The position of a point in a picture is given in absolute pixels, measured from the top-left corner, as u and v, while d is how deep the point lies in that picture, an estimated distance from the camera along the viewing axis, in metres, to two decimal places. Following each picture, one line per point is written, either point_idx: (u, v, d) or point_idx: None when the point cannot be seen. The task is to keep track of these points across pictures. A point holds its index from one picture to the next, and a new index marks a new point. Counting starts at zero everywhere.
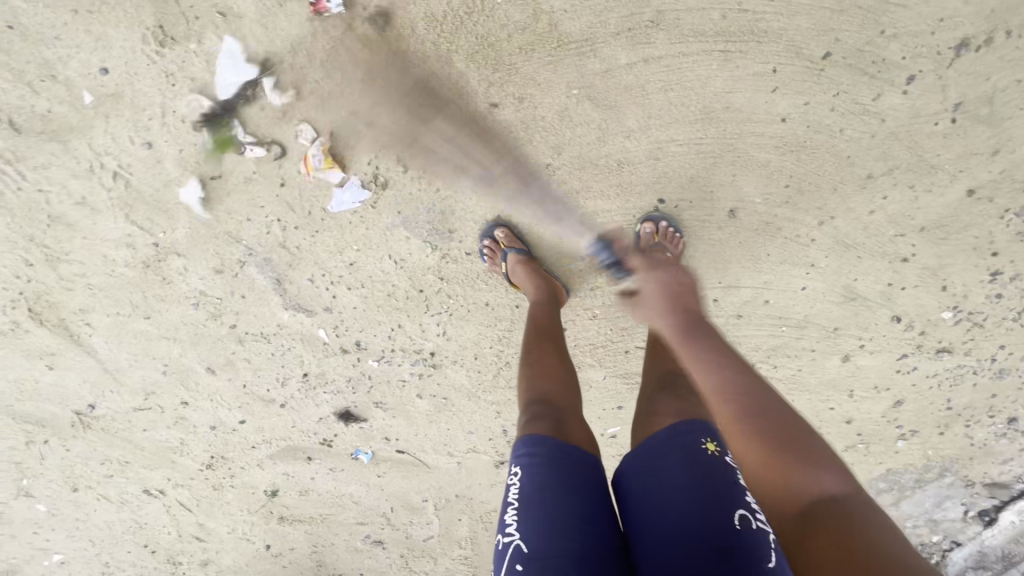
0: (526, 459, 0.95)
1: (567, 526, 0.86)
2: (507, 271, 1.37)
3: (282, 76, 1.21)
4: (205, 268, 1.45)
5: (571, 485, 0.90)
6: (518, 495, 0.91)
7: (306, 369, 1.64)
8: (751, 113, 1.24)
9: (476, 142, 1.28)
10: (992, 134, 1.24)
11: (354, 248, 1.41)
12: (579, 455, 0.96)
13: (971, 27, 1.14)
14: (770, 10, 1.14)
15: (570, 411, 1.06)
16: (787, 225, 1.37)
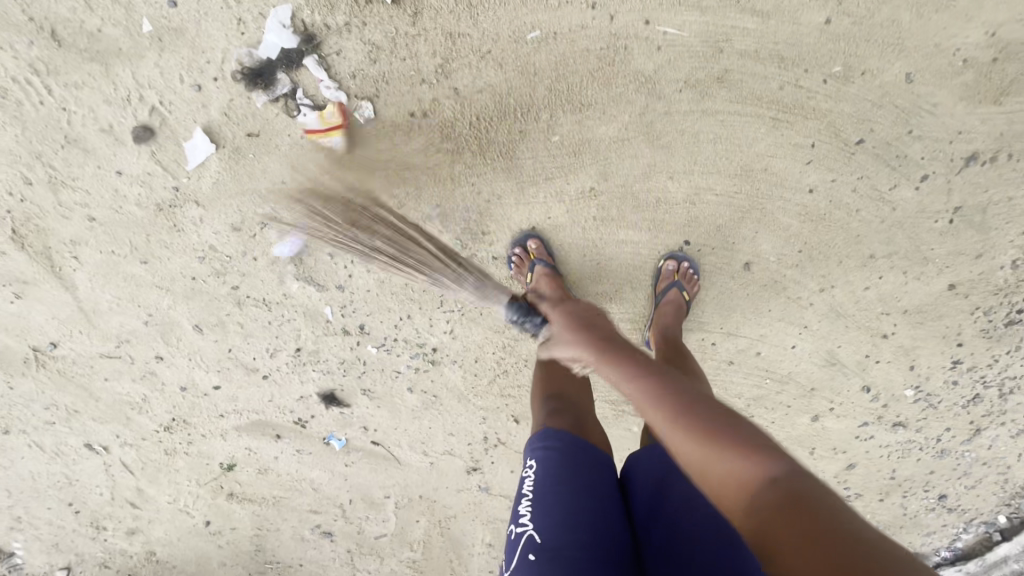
0: (543, 451, 0.97)
1: (583, 518, 0.87)
2: (533, 280, 1.37)
3: (354, 50, 1.20)
4: (223, 223, 1.40)
5: (585, 478, 0.92)
6: (533, 487, 0.93)
7: (301, 344, 1.59)
8: (784, 179, 1.34)
9: (529, 154, 1.31)
10: (979, 239, 1.40)
11: (383, 231, 1.40)
12: (594, 449, 0.98)
13: (983, 143, 1.28)
14: (821, 92, 1.23)
15: (585, 410, 1.10)
16: (792, 286, 1.48)
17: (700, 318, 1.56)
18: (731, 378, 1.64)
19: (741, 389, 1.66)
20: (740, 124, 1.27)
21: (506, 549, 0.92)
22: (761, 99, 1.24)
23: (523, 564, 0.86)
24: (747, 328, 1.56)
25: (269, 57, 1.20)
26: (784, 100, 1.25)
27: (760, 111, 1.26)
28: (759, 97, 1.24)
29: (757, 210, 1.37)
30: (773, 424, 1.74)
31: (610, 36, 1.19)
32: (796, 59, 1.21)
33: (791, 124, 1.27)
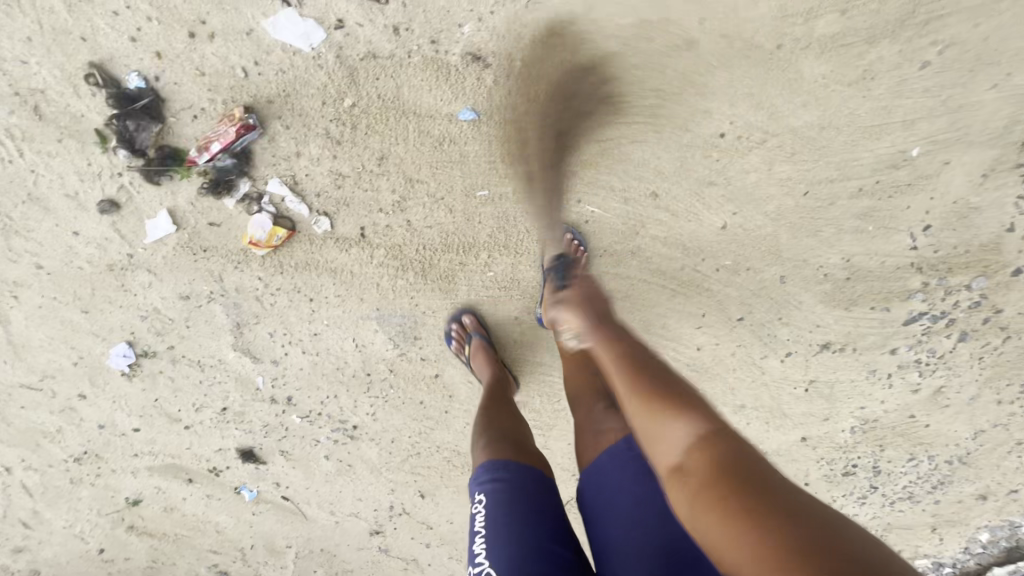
0: (491, 481, 0.97)
1: (537, 545, 0.89)
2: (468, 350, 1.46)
3: (320, 175, 1.32)
4: (171, 290, 1.48)
5: (533, 504, 0.94)
6: (485, 521, 0.93)
7: (227, 404, 1.68)
8: (678, 336, 1.56)
9: (465, 281, 1.48)
10: (827, 407, 1.68)
11: (323, 322, 1.53)
12: (538, 473, 0.99)
13: (836, 336, 1.55)
14: (714, 277, 1.47)
15: (523, 439, 1.09)
16: None
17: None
18: None
19: None
20: (646, 289, 1.49)
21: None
22: (666, 274, 1.46)
23: None
24: None
25: (219, 163, 1.29)
26: (685, 277, 1.47)
27: (664, 282, 1.48)
28: (665, 273, 1.46)
29: (654, 355, 1.59)
30: None
31: (547, 205, 1.37)
32: (697, 249, 1.43)
33: (687, 296, 1.50)
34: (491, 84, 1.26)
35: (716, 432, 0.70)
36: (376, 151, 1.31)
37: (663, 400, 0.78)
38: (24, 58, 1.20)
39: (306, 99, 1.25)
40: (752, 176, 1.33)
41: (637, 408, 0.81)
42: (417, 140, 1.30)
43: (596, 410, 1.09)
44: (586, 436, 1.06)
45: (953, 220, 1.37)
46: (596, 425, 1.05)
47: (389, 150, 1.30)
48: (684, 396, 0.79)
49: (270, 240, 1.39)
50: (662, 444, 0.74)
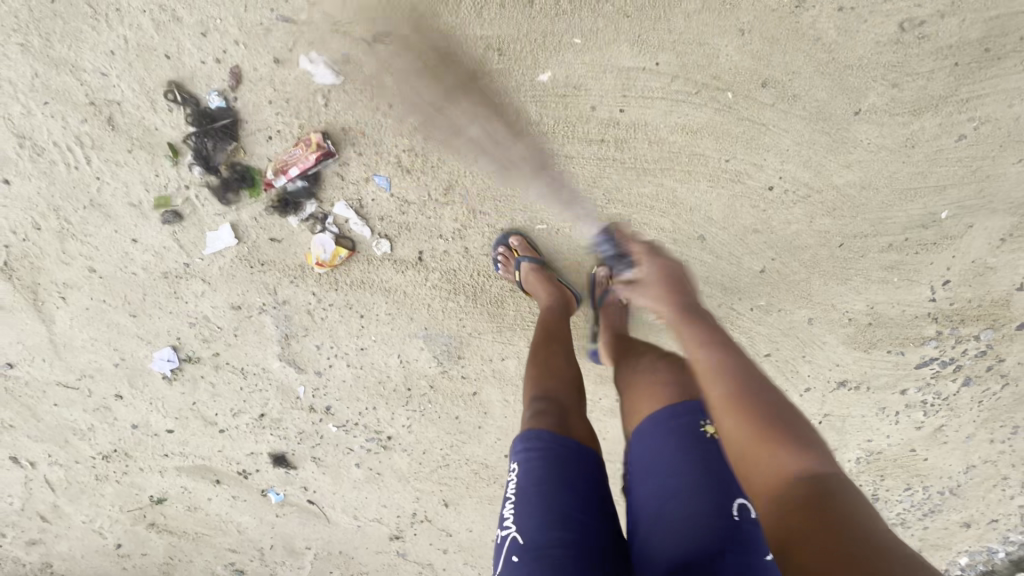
0: (528, 449, 0.95)
1: (565, 519, 0.87)
2: (519, 277, 1.39)
3: (386, 200, 1.36)
4: (223, 300, 1.50)
5: (566, 476, 0.91)
6: (516, 489, 0.92)
7: (265, 411, 1.71)
8: None
9: (513, 306, 1.54)
10: (837, 437, 1.80)
11: (372, 338, 1.57)
12: (575, 447, 0.96)
13: (853, 375, 1.66)
14: (748, 315, 1.55)
15: (572, 408, 1.06)
16: None
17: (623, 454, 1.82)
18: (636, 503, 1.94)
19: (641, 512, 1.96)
20: None
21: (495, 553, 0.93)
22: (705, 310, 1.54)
23: (507, 566, 0.87)
24: None
25: (292, 185, 1.33)
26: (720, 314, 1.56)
27: None
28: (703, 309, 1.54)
29: None
30: None
31: (600, 241, 1.43)
32: (736, 290, 1.51)
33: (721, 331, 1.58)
34: (560, 126, 1.29)
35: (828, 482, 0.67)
36: (442, 180, 1.34)
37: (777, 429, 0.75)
38: (105, 70, 1.21)
39: (381, 129, 1.28)
40: (793, 226, 1.42)
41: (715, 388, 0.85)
42: (484, 173, 1.34)
43: (653, 360, 1.14)
44: (635, 389, 1.09)
45: (970, 278, 1.48)
46: (643, 389, 1.07)
47: (456, 182, 1.34)
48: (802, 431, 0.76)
49: (333, 260, 1.42)
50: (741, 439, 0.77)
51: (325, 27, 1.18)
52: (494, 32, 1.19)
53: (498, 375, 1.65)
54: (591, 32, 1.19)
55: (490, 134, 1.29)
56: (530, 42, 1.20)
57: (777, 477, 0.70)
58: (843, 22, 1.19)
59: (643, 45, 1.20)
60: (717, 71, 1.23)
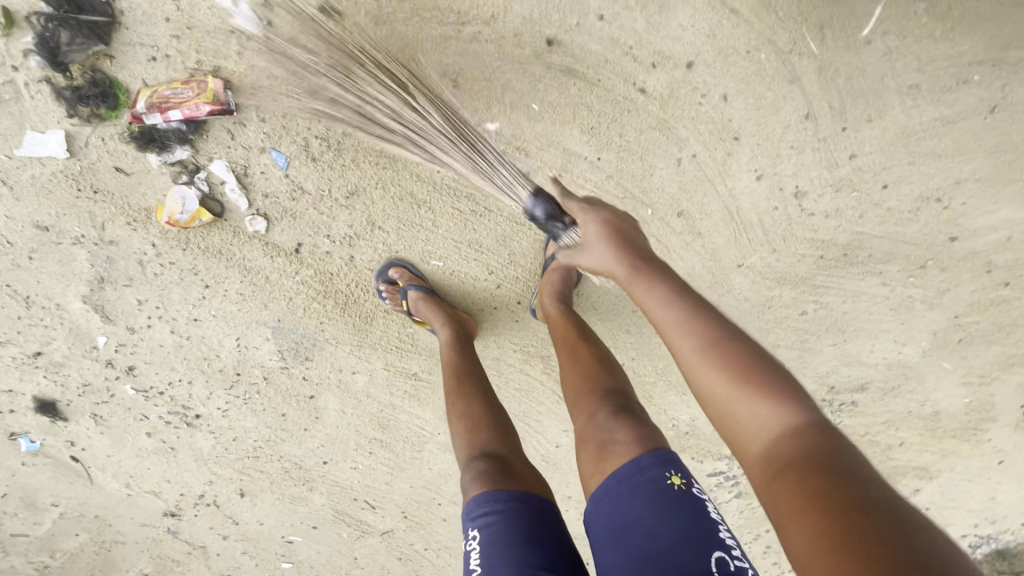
0: (487, 513, 0.91)
1: None
2: (409, 306, 1.31)
3: (276, 179, 1.19)
4: (25, 215, 1.20)
5: (530, 535, 0.88)
6: (481, 560, 0.88)
7: (44, 350, 1.41)
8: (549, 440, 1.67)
9: (381, 327, 1.46)
10: None
11: (211, 311, 1.38)
12: (533, 502, 0.94)
13: None
14: None
15: (515, 461, 1.02)
16: None
17: (441, 486, 1.85)
18: (439, 532, 1.97)
19: (440, 541, 2.00)
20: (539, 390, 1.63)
21: None
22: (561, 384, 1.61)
23: None
24: None
25: (168, 126, 1.10)
26: None
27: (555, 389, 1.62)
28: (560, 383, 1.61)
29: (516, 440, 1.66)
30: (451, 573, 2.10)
31: (489, 296, 1.41)
32: None
33: None
34: (488, 178, 1.23)
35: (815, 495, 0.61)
36: (347, 182, 1.21)
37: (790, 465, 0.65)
38: None
39: (295, 104, 1.11)
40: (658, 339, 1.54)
41: (714, 354, 0.77)
42: (395, 193, 1.24)
43: (597, 415, 0.95)
44: (588, 456, 0.91)
45: None
46: (598, 435, 0.91)
47: (362, 189, 1.22)
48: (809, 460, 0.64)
49: (189, 222, 1.21)
50: (745, 427, 0.72)
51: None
52: (453, 61, 1.10)
53: (343, 386, 1.56)
54: (548, 104, 1.16)
55: (415, 157, 1.19)
56: (488, 87, 1.13)
57: (789, 460, 0.65)
58: (758, 191, 1.31)
59: (591, 137, 1.20)
60: (646, 187, 1.28)
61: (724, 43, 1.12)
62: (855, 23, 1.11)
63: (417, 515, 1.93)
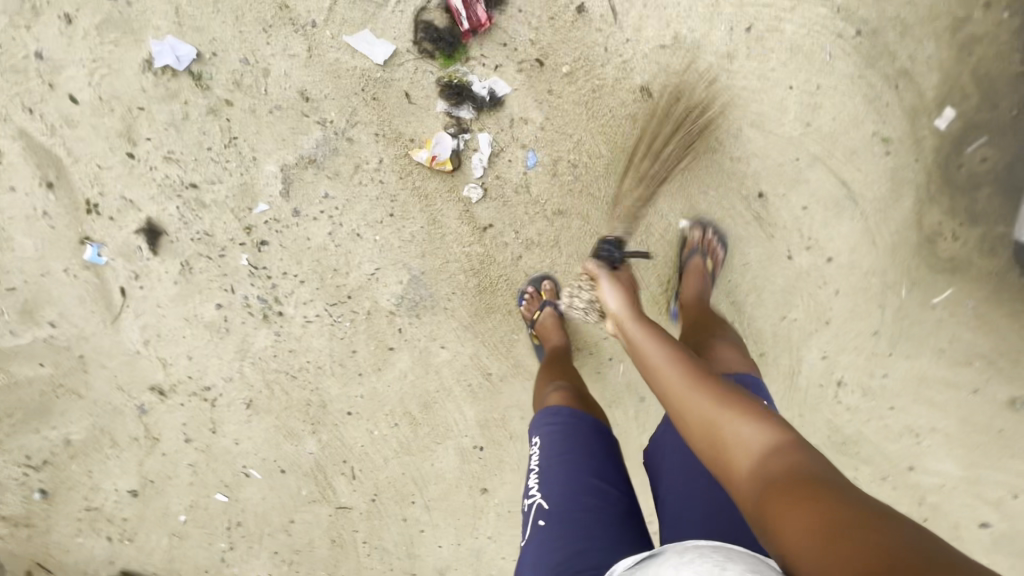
0: (548, 425, 1.09)
1: (588, 485, 0.99)
2: (538, 318, 1.50)
3: (516, 171, 1.41)
4: (302, 81, 1.34)
5: (585, 448, 1.05)
6: (540, 461, 1.05)
7: (202, 186, 1.43)
8: None
9: (494, 322, 1.61)
10: None
11: (374, 235, 1.48)
12: (591, 421, 1.11)
13: None
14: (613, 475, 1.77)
15: (582, 390, 1.23)
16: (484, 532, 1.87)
17: (425, 491, 1.84)
18: (389, 537, 1.88)
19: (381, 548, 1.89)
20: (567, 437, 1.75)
21: (522, 521, 1.04)
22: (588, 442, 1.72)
23: (534, 527, 0.98)
24: (436, 523, 1.87)
25: (480, 95, 1.34)
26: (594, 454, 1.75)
27: None
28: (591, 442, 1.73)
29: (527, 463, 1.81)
30: None
31: (593, 342, 1.60)
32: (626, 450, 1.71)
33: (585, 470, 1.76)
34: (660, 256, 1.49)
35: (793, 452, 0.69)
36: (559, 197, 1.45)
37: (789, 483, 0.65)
38: None
39: (572, 131, 1.37)
40: None
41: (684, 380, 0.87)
42: (589, 229, 1.47)
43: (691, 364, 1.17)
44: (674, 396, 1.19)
45: None
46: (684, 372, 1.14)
47: (568, 213, 1.45)
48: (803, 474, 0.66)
49: (435, 161, 1.39)
50: (731, 443, 0.75)
51: (604, 42, 1.32)
52: (691, 168, 1.41)
53: (423, 354, 1.65)
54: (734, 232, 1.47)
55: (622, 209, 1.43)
56: (702, 197, 1.44)
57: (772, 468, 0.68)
58: (827, 370, 1.63)
59: (743, 268, 1.52)
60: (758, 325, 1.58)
61: (860, 260, 1.50)
62: (933, 289, 1.53)
63: (381, 509, 1.86)
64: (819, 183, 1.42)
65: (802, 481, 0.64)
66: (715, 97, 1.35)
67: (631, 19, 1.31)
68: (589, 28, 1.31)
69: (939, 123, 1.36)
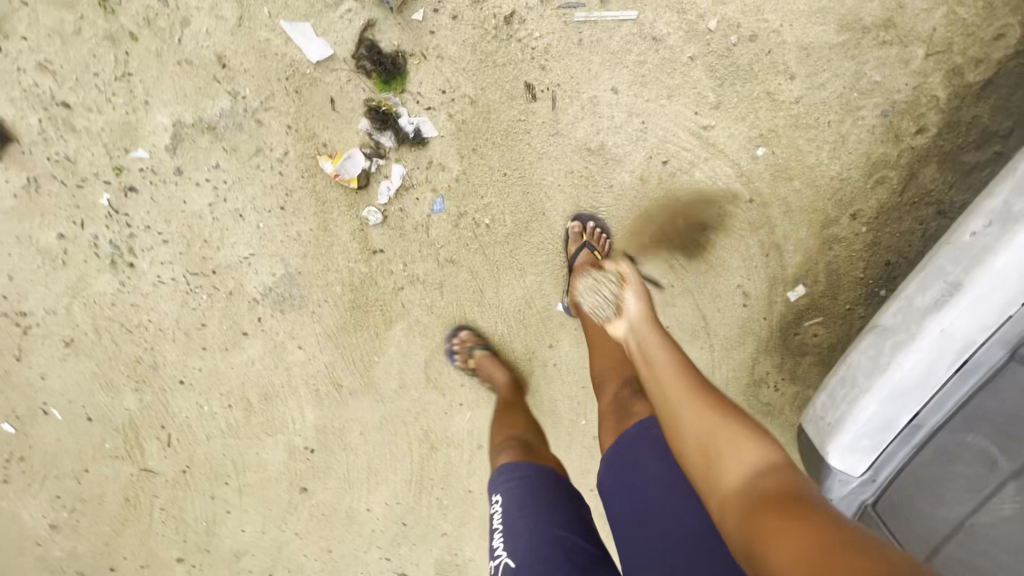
0: (507, 482, 1.05)
1: (553, 536, 0.94)
2: (477, 362, 1.52)
3: (417, 209, 1.43)
4: (219, 46, 1.32)
5: (550, 499, 1.01)
6: (504, 520, 1.00)
7: (82, 111, 1.36)
8: (368, 505, 1.76)
9: (359, 339, 1.60)
10: None
11: (257, 222, 1.44)
12: (550, 473, 1.08)
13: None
14: (429, 515, 1.77)
15: (532, 444, 1.22)
16: (285, 537, 1.80)
17: (239, 481, 1.76)
18: (186, 516, 1.78)
19: (172, 525, 1.79)
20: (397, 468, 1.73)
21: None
22: (413, 472, 1.74)
23: None
24: (240, 515, 1.78)
25: (405, 129, 1.36)
26: (417, 490, 1.75)
27: (410, 479, 1.74)
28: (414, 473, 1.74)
29: (351, 484, 1.75)
30: (143, 566, 1.81)
31: (447, 384, 1.65)
32: (448, 489, 1.75)
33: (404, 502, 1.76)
34: (530, 328, 1.56)
35: (789, 478, 0.74)
36: (450, 246, 1.47)
37: (782, 504, 0.67)
38: None
39: (483, 192, 1.42)
40: None
41: (698, 394, 0.89)
42: (472, 283, 1.52)
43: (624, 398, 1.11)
44: (612, 429, 1.12)
45: None
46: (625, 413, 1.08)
47: (458, 262, 1.49)
48: (795, 500, 0.68)
49: (343, 177, 1.39)
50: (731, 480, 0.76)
51: (536, 122, 1.36)
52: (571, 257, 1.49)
53: (277, 347, 1.60)
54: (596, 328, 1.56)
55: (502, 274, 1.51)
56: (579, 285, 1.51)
57: (765, 492, 0.71)
58: None
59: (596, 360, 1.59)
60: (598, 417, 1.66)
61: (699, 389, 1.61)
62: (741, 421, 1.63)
63: (187, 485, 1.76)
64: (684, 311, 1.52)
65: (791, 505, 0.67)
66: (619, 209, 1.43)
67: (565, 113, 1.36)
68: (527, 104, 1.36)
69: (790, 295, 1.49)
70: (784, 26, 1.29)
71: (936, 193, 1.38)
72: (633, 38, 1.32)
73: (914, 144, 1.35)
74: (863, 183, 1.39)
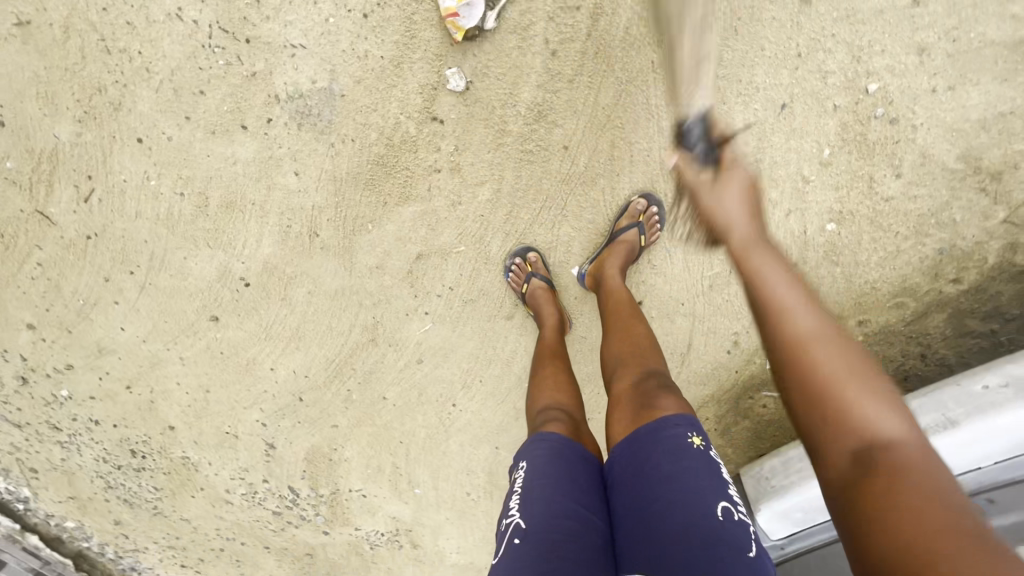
0: (535, 449, 0.95)
1: (569, 509, 0.83)
2: (528, 292, 1.42)
3: (499, 97, 1.33)
4: None
5: (575, 475, 0.90)
6: (523, 482, 0.90)
7: None
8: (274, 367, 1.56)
9: (360, 197, 1.41)
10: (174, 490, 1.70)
11: (331, 17, 1.29)
12: (583, 448, 0.96)
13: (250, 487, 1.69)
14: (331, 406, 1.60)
15: (578, 418, 1.08)
16: (166, 356, 1.57)
17: (143, 279, 1.49)
18: (61, 283, 1.49)
19: (39, 285, 1.50)
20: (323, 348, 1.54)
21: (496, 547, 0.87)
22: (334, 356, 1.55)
23: (508, 548, 0.82)
24: (127, 312, 1.52)
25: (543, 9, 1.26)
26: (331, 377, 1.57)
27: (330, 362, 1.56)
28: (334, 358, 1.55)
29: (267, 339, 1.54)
30: None
31: (425, 291, 1.49)
32: (360, 392, 1.58)
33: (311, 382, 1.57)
34: None
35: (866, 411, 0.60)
36: (507, 152, 1.36)
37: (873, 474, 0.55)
38: None
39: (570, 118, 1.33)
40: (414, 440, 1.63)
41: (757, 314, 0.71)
42: (506, 200, 1.41)
43: (645, 381, 1.01)
44: (624, 408, 0.98)
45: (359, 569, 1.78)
46: (648, 394, 0.97)
47: (506, 175, 1.38)
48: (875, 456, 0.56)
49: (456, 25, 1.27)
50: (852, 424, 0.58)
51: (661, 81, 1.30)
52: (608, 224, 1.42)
53: (269, 159, 1.38)
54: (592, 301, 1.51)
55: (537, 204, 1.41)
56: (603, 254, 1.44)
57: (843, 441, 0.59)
58: None
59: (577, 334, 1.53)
60: None
61: None
62: None
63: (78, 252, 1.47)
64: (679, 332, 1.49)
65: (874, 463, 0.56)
66: None
67: None
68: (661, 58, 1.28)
69: None
70: (922, 126, 1.32)
71: (930, 338, 1.44)
72: (799, 55, 1.29)
73: (944, 289, 1.40)
74: (887, 299, 1.43)
